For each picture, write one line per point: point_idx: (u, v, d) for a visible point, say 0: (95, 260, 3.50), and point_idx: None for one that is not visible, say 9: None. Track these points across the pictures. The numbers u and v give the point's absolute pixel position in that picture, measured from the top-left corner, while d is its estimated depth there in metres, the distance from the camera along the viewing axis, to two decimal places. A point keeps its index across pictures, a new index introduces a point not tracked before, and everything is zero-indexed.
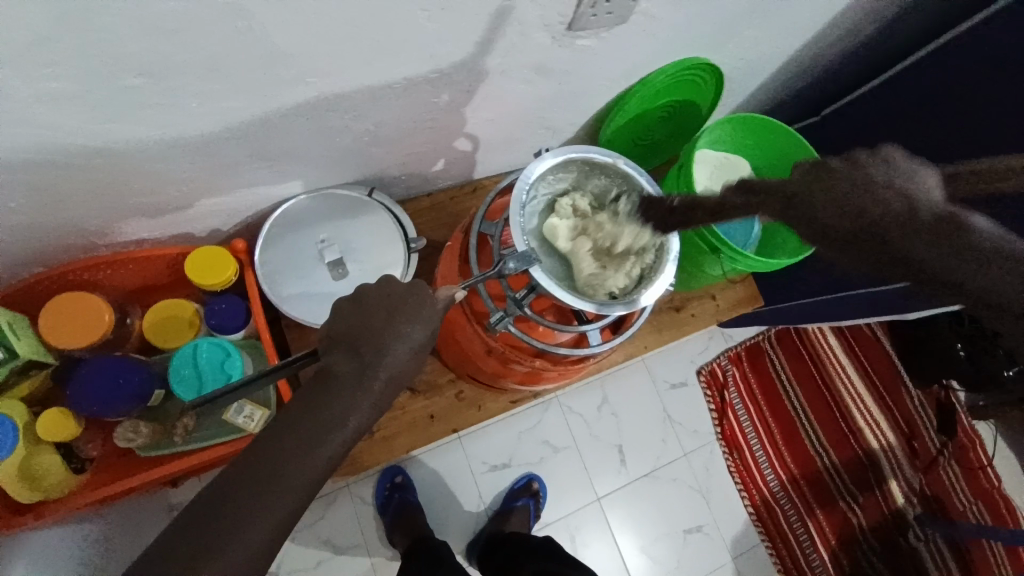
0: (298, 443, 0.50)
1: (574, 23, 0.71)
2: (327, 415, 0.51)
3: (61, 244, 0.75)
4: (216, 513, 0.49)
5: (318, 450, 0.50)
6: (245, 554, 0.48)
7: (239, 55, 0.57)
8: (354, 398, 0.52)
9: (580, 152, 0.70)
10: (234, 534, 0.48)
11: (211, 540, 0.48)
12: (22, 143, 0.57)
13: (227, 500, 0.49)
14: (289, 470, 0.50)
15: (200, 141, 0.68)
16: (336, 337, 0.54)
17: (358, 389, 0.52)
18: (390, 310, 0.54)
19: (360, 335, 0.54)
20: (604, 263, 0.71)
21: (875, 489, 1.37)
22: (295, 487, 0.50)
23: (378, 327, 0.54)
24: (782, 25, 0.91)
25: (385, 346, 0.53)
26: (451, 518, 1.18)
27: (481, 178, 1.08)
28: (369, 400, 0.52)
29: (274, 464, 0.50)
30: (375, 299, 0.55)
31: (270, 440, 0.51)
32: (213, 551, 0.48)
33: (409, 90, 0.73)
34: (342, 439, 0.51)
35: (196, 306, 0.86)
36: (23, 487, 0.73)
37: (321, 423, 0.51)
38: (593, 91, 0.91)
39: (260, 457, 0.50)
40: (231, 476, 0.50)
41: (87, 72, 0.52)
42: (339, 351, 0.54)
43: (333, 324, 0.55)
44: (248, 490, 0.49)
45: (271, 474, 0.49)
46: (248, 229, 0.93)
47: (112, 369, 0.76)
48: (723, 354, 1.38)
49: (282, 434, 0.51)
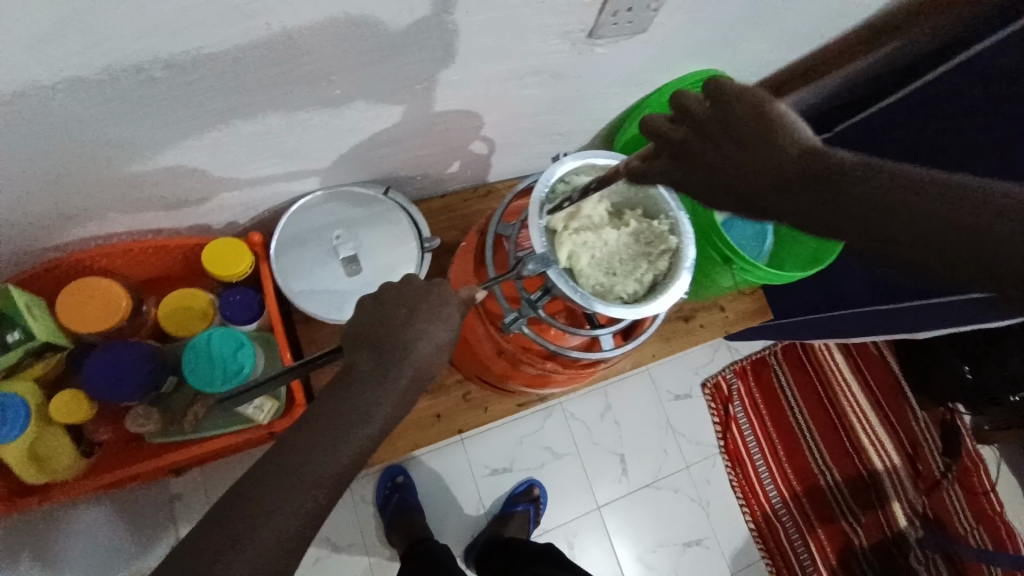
0: (324, 437, 0.51)
1: (593, 30, 0.72)
2: (351, 410, 0.51)
3: (80, 231, 0.76)
4: (241, 506, 0.48)
5: (343, 444, 0.51)
6: (265, 545, 0.48)
7: (263, 49, 0.58)
8: (377, 394, 0.52)
9: (601, 158, 0.71)
10: (258, 522, 0.48)
11: (227, 533, 0.47)
12: (45, 131, 0.58)
13: (249, 490, 0.49)
14: (313, 463, 0.50)
15: (221, 133, 0.69)
16: (358, 335, 0.55)
17: (380, 384, 0.52)
18: (411, 307, 0.55)
19: (381, 330, 0.54)
20: (613, 269, 0.71)
21: (877, 509, 1.36)
22: (314, 482, 0.50)
23: (399, 323, 0.54)
24: (796, 41, 0.93)
25: (407, 342, 0.53)
26: (451, 521, 1.18)
27: (494, 181, 1.09)
28: (393, 398, 0.53)
29: (297, 458, 0.50)
30: (395, 296, 0.56)
31: (296, 435, 0.51)
32: (234, 541, 0.47)
33: (427, 90, 0.74)
34: (365, 436, 0.52)
35: (210, 297, 0.86)
36: (29, 468, 0.74)
37: (345, 417, 0.51)
38: (609, 99, 0.92)
39: (286, 449, 0.51)
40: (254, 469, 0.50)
41: (116, 62, 0.53)
42: (360, 348, 0.54)
43: (355, 321, 0.56)
44: (270, 485, 0.49)
45: (296, 467, 0.50)
46: (263, 224, 0.94)
47: (126, 356, 0.77)
48: (728, 367, 1.38)
49: (307, 426, 0.51)
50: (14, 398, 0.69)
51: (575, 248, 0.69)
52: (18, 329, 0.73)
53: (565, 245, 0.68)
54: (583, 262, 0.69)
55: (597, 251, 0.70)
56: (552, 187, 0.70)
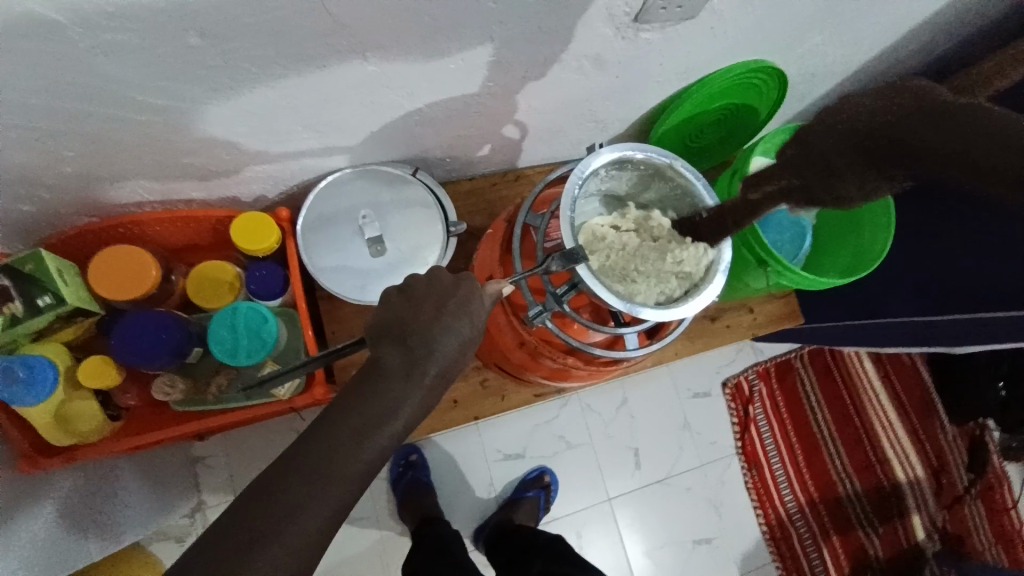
0: (352, 429, 0.51)
1: (640, 14, 0.68)
2: (377, 405, 0.51)
3: (113, 197, 0.77)
4: (272, 497, 0.49)
5: (368, 440, 0.51)
6: (301, 541, 0.49)
7: (302, 21, 0.56)
8: (405, 390, 0.52)
9: (640, 150, 0.68)
10: (289, 519, 0.49)
11: (263, 522, 0.48)
12: (81, 93, 0.58)
13: (282, 481, 0.50)
14: (342, 455, 0.50)
15: (256, 106, 0.68)
16: (385, 328, 0.54)
17: (408, 379, 0.52)
18: (440, 304, 0.54)
19: (411, 325, 0.53)
20: (631, 276, 0.69)
21: (896, 521, 1.32)
22: (343, 476, 0.50)
23: (427, 318, 0.54)
24: (856, 33, 0.87)
25: (434, 339, 0.53)
26: (461, 503, 1.19)
27: (524, 167, 1.07)
28: (418, 394, 0.52)
29: (327, 449, 0.50)
30: (425, 291, 0.55)
31: (326, 425, 0.51)
32: (268, 532, 0.48)
33: (464, 71, 0.72)
34: (390, 431, 0.52)
35: (237, 270, 0.87)
36: (55, 430, 0.76)
37: (374, 414, 0.51)
38: (651, 88, 0.89)
39: (316, 438, 0.51)
40: (285, 459, 0.51)
41: (157, 29, 0.53)
42: (388, 341, 0.53)
43: (383, 312, 0.55)
44: (303, 478, 0.50)
45: (328, 459, 0.50)
46: (291, 199, 0.94)
47: (154, 324, 0.78)
48: (751, 368, 1.35)
49: (338, 420, 0.51)
50: (42, 362, 0.72)
51: (598, 237, 0.70)
52: (49, 293, 0.74)
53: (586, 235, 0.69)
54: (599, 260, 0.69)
55: (619, 252, 0.70)
56: (586, 180, 0.67)
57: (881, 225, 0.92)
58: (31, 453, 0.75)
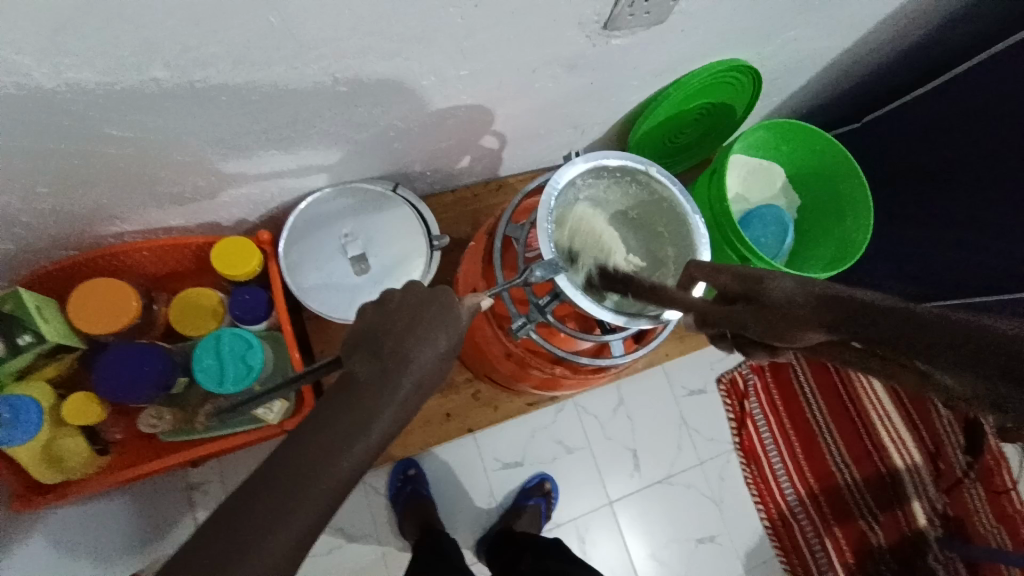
0: (321, 443, 0.49)
1: (609, 21, 0.69)
2: (349, 420, 0.50)
3: (91, 229, 0.77)
4: (245, 518, 0.48)
5: (346, 454, 0.49)
6: (273, 561, 0.47)
7: (267, 46, 0.56)
8: (377, 404, 0.50)
9: (613, 157, 0.69)
10: (260, 541, 0.47)
11: (238, 549, 0.47)
12: (50, 129, 0.58)
13: (254, 499, 0.48)
14: (312, 474, 0.48)
15: (229, 131, 0.68)
16: (358, 343, 0.53)
17: (382, 393, 0.51)
18: (414, 317, 0.54)
19: (384, 339, 0.53)
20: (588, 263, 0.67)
21: (896, 508, 1.32)
22: (316, 492, 0.48)
23: (402, 331, 0.53)
24: (827, 28, 0.88)
25: (409, 353, 0.52)
26: (462, 515, 1.18)
27: (506, 175, 1.07)
28: (393, 408, 0.51)
29: (302, 470, 0.48)
30: (400, 305, 0.55)
31: (297, 441, 0.49)
32: (245, 556, 0.47)
33: (437, 85, 0.72)
34: (368, 445, 0.50)
35: (220, 296, 0.87)
36: (42, 467, 0.74)
37: (345, 428, 0.49)
38: (628, 91, 0.89)
39: (291, 463, 0.49)
40: (258, 480, 0.49)
41: (120, 62, 0.52)
42: (361, 356, 0.52)
43: (359, 328, 0.55)
44: (278, 496, 0.48)
45: (305, 485, 0.48)
46: (272, 221, 0.94)
47: (137, 356, 0.78)
48: (744, 363, 1.35)
49: (307, 437, 0.49)
50: (26, 400, 0.71)
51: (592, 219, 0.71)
52: (29, 331, 0.74)
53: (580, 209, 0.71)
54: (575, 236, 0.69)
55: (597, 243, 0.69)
56: (562, 190, 0.68)
57: (863, 223, 0.96)
58: (24, 493, 0.73)
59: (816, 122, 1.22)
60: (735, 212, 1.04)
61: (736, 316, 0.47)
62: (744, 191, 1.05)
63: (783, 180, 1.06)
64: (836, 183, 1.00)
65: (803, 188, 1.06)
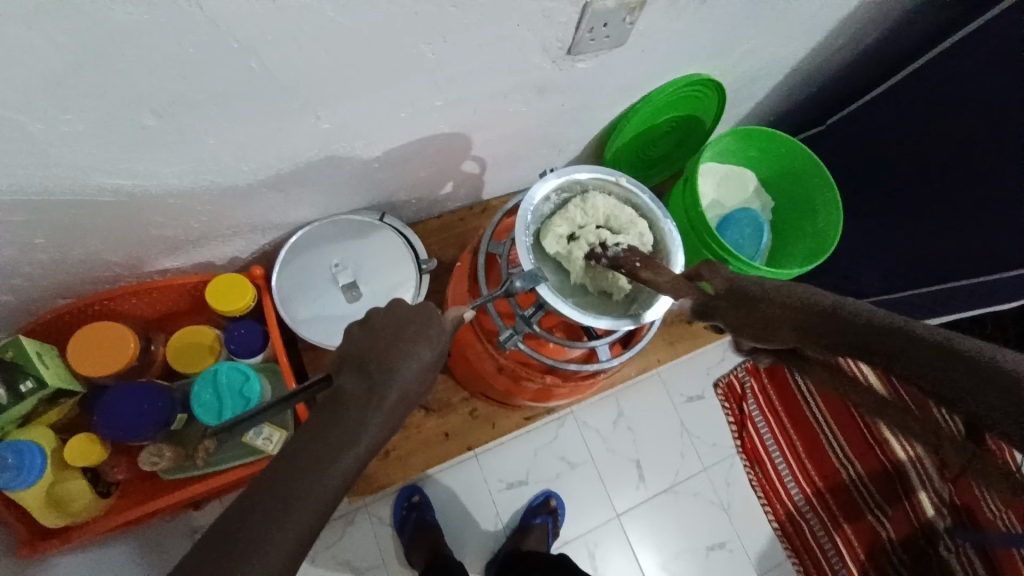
0: (312, 456, 0.50)
1: (572, 46, 0.73)
2: (338, 434, 0.51)
3: (88, 276, 0.79)
4: (237, 533, 0.48)
5: (333, 466, 0.51)
6: (264, 574, 0.48)
7: (249, 89, 0.60)
8: (363, 417, 0.52)
9: (583, 171, 0.73)
10: (253, 555, 0.48)
11: (225, 563, 0.47)
12: (49, 181, 0.61)
13: (245, 515, 0.49)
14: (304, 487, 0.50)
15: (218, 174, 0.71)
16: (346, 359, 0.55)
17: (368, 407, 0.53)
18: (397, 331, 0.56)
19: (369, 356, 0.54)
20: (574, 249, 0.70)
21: (903, 501, 1.31)
22: (310, 504, 0.50)
23: (386, 347, 0.55)
24: (782, 38, 0.93)
25: (394, 364, 0.54)
26: (470, 538, 1.17)
27: (489, 198, 1.10)
28: (380, 418, 0.53)
29: (291, 486, 0.49)
30: (384, 321, 0.57)
31: (289, 457, 0.51)
32: (235, 566, 0.47)
33: (414, 117, 0.75)
34: (355, 457, 0.52)
35: (216, 332, 0.89)
36: (49, 512, 0.76)
37: (335, 444, 0.51)
38: (598, 109, 0.93)
39: (281, 478, 0.50)
40: (253, 494, 0.50)
41: (113, 112, 0.56)
42: (347, 370, 0.55)
43: (346, 347, 0.56)
44: (265, 511, 0.49)
45: (298, 499, 0.49)
46: (264, 256, 0.96)
47: (137, 396, 0.80)
48: (739, 365, 1.37)
49: (298, 452, 0.51)
50: (29, 445, 0.73)
51: (576, 219, 0.72)
52: (30, 378, 0.75)
53: (603, 207, 0.72)
54: (580, 221, 0.72)
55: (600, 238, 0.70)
56: (538, 205, 0.72)
57: (833, 218, 0.99)
58: (29, 539, 0.76)
59: (784, 127, 1.26)
60: (711, 218, 1.08)
61: (736, 317, 0.52)
62: (719, 197, 1.08)
63: (755, 182, 1.10)
64: (806, 184, 1.04)
65: (776, 189, 1.10)
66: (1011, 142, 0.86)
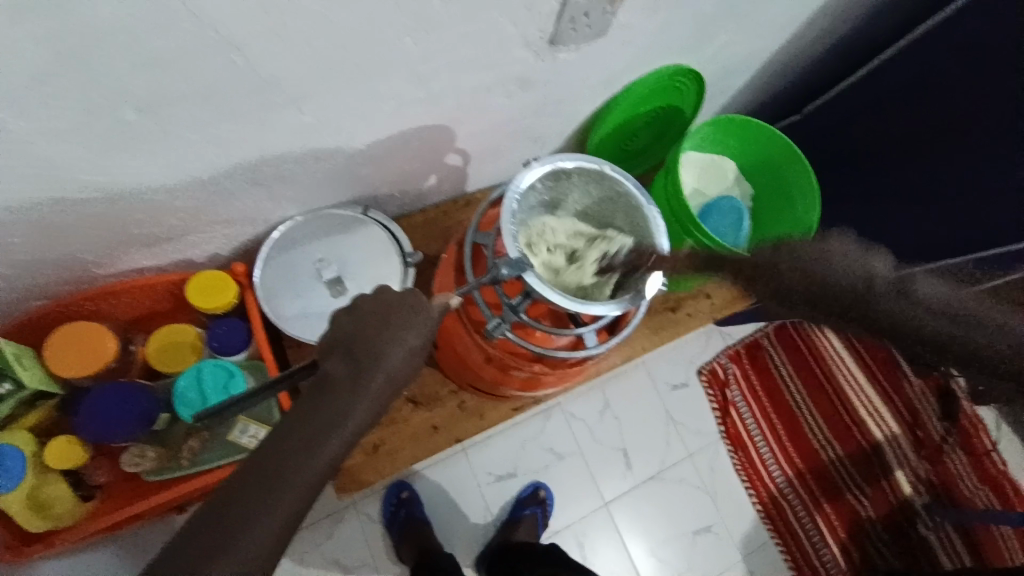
0: (299, 439, 0.51)
1: (555, 37, 0.74)
2: (326, 417, 0.51)
3: (63, 278, 0.77)
4: (223, 518, 0.48)
5: (318, 450, 0.51)
6: (257, 547, 0.48)
7: (231, 83, 0.59)
8: (351, 401, 0.52)
9: (567, 160, 0.74)
10: (242, 531, 0.48)
11: (219, 537, 0.48)
12: (20, 178, 0.58)
13: (235, 495, 0.49)
14: (291, 467, 0.50)
15: (197, 168, 0.69)
16: (332, 344, 0.55)
17: (355, 393, 0.53)
18: (384, 317, 0.55)
19: (357, 340, 0.54)
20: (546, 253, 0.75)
21: (882, 481, 1.35)
22: (299, 483, 0.50)
23: (373, 333, 0.54)
24: (758, 30, 0.95)
25: (381, 350, 0.54)
26: (459, 530, 1.18)
27: (473, 191, 1.10)
28: (367, 402, 0.53)
29: (278, 469, 0.50)
30: (372, 307, 0.56)
31: (274, 442, 0.51)
32: (227, 544, 0.48)
33: (397, 109, 0.75)
34: (342, 440, 0.52)
35: (198, 330, 0.88)
36: (32, 516, 0.75)
37: (320, 427, 0.51)
38: (580, 100, 0.94)
39: (265, 463, 0.50)
40: (242, 481, 0.50)
41: (89, 108, 0.54)
42: (335, 355, 0.54)
43: (333, 333, 0.56)
44: (253, 490, 0.49)
45: (286, 479, 0.50)
46: (246, 253, 0.95)
47: (118, 396, 0.79)
48: (722, 353, 1.39)
49: (285, 436, 0.51)
50: (11, 448, 0.72)
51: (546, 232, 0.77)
52: (9, 380, 0.75)
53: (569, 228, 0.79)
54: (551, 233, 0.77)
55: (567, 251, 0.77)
56: (523, 194, 0.73)
57: (810, 206, 1.02)
58: (14, 544, 0.74)
59: (760, 117, 1.28)
60: (694, 206, 1.09)
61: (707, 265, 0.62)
62: (700, 186, 1.10)
63: (734, 172, 1.12)
64: (783, 173, 1.06)
65: (755, 179, 1.12)
66: (981, 129, 0.89)
